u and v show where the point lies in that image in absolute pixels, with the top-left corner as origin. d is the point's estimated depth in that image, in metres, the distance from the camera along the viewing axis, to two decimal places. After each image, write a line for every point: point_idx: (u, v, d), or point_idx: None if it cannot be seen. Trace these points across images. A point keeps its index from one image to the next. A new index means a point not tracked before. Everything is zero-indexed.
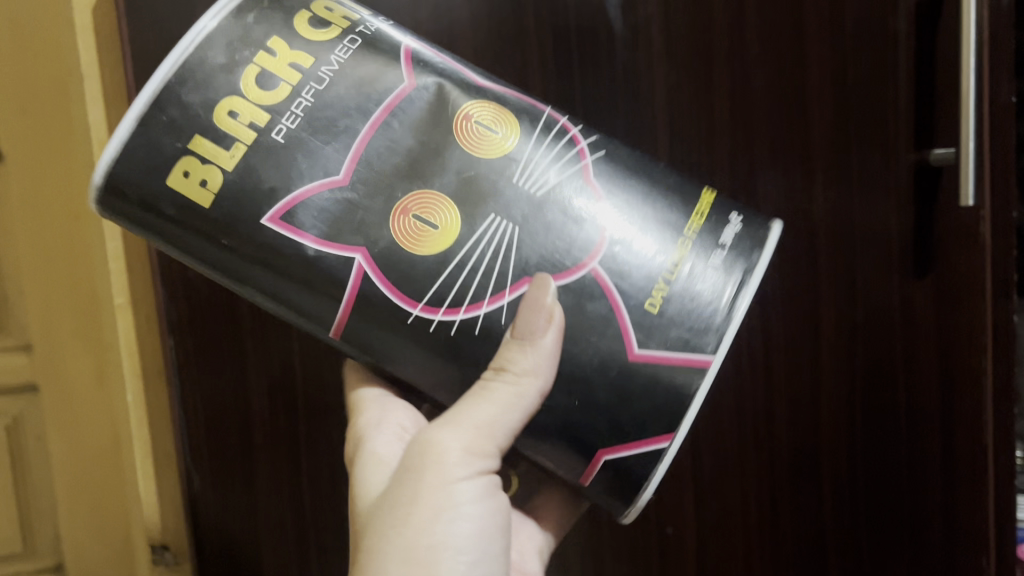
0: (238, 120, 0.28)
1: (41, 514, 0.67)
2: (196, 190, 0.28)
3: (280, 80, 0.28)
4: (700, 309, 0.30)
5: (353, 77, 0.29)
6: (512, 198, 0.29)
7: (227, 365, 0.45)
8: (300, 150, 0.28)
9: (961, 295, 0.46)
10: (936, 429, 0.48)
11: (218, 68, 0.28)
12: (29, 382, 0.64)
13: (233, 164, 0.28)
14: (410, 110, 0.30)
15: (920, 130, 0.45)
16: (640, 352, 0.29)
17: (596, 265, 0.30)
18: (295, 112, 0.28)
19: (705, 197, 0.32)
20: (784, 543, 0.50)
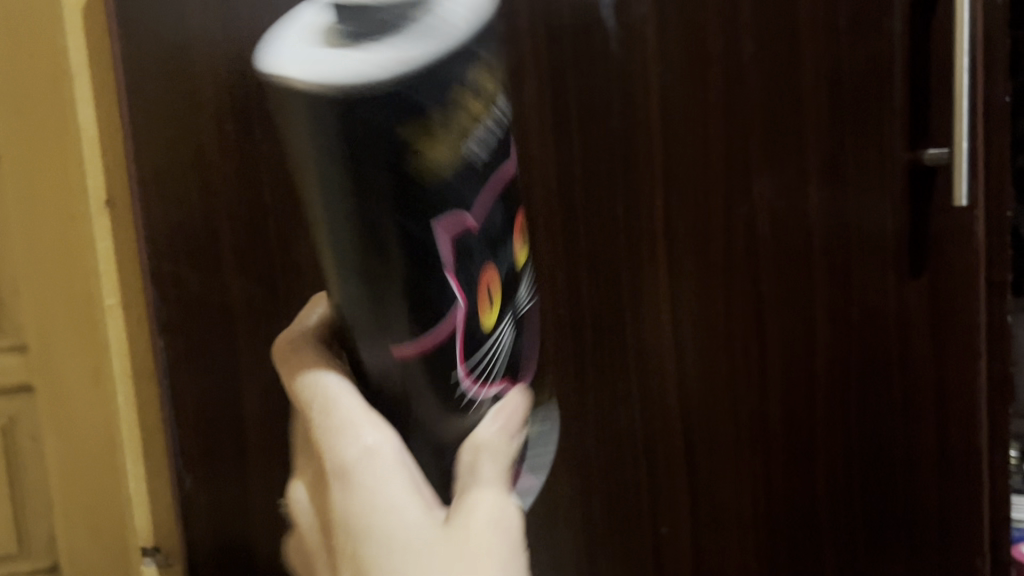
0: (460, 121, 0.28)
1: (35, 518, 0.74)
2: (412, 152, 0.26)
3: (484, 105, 0.29)
4: None
5: (504, 138, 0.32)
6: (520, 303, 0.36)
7: (218, 369, 0.45)
8: (470, 181, 0.29)
9: (956, 294, 0.45)
10: (930, 427, 0.47)
11: (478, 60, 0.28)
12: (24, 384, 0.72)
13: (441, 161, 0.27)
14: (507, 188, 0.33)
15: (914, 131, 0.45)
16: None
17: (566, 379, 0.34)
18: (478, 143, 0.29)
19: None
20: (779, 541, 0.50)
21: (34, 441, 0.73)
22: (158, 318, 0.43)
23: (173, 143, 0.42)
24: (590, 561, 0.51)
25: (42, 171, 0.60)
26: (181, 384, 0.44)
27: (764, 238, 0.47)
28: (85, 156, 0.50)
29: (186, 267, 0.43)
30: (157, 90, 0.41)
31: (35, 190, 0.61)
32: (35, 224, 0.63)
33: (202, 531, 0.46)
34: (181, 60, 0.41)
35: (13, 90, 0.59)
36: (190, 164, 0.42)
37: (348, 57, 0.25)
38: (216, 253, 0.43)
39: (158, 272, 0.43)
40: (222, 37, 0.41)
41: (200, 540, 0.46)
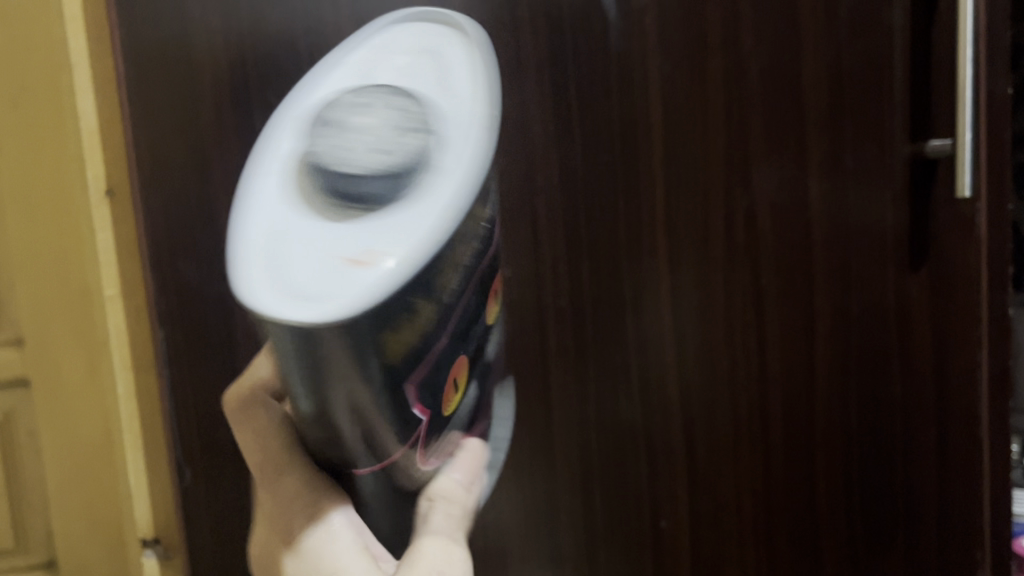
0: (438, 282, 0.29)
1: (34, 510, 0.76)
2: (394, 344, 0.28)
3: (459, 239, 0.30)
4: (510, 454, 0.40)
5: (476, 238, 0.32)
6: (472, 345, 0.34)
7: (217, 367, 0.43)
8: (445, 313, 0.31)
9: (957, 289, 0.46)
10: (930, 422, 0.48)
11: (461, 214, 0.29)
12: (21, 376, 0.73)
13: (419, 329, 0.29)
14: (470, 260, 0.32)
15: (915, 123, 0.45)
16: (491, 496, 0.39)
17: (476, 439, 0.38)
18: (455, 281, 0.31)
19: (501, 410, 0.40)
20: (778, 536, 0.50)
21: (32, 436, 0.75)
22: (156, 309, 0.42)
23: (167, 139, 0.41)
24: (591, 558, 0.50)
25: (59, 167, 0.65)
26: (178, 382, 0.43)
27: (765, 230, 0.47)
28: (85, 145, 0.50)
29: (185, 256, 0.42)
30: (153, 76, 0.40)
31: (53, 184, 0.66)
32: (48, 219, 0.67)
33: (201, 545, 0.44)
34: (178, 49, 0.40)
35: (34, 85, 0.62)
36: (189, 154, 0.41)
37: (336, 260, 0.27)
38: (216, 244, 0.42)
39: (156, 266, 0.42)
40: (224, 27, 0.40)
41: (204, 551, 0.44)
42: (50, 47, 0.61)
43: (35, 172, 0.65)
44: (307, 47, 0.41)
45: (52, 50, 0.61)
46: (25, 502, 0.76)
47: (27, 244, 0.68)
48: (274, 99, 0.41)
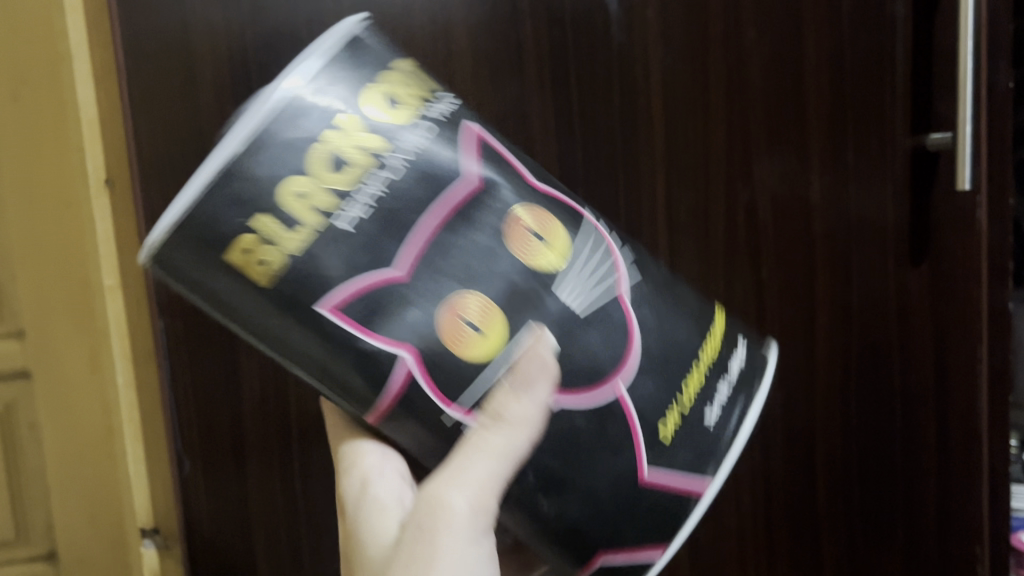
0: (306, 203, 0.23)
1: (36, 503, 0.77)
2: (259, 269, 0.23)
3: (353, 163, 0.23)
4: (709, 443, 0.27)
5: (428, 167, 0.24)
6: (554, 311, 0.25)
7: (215, 360, 0.42)
8: (363, 244, 0.23)
9: (957, 282, 0.46)
10: (930, 417, 0.48)
11: (290, 140, 0.23)
12: (21, 369, 0.73)
13: (298, 248, 0.23)
14: (476, 211, 0.25)
15: (916, 117, 0.45)
16: (650, 476, 0.26)
17: (623, 386, 0.26)
18: (366, 201, 0.23)
19: (707, 353, 0.27)
20: (777, 531, 0.49)
21: (33, 428, 0.75)
22: (157, 302, 0.41)
23: (170, 129, 0.40)
24: None
25: (59, 159, 0.65)
26: (177, 378, 0.42)
27: (765, 224, 0.46)
28: (86, 134, 0.50)
29: None
30: (152, 65, 0.39)
31: (52, 177, 0.66)
32: (47, 211, 0.67)
33: (197, 545, 0.43)
34: (179, 39, 0.39)
35: (36, 77, 0.63)
36: (190, 145, 0.41)
37: None
38: None
39: None
40: (224, 19, 0.40)
41: (205, 545, 0.43)
42: (53, 40, 0.61)
43: (35, 164, 0.66)
44: (307, 37, 0.41)
45: (55, 44, 0.61)
46: (26, 496, 0.76)
47: (25, 236, 0.68)
48: None
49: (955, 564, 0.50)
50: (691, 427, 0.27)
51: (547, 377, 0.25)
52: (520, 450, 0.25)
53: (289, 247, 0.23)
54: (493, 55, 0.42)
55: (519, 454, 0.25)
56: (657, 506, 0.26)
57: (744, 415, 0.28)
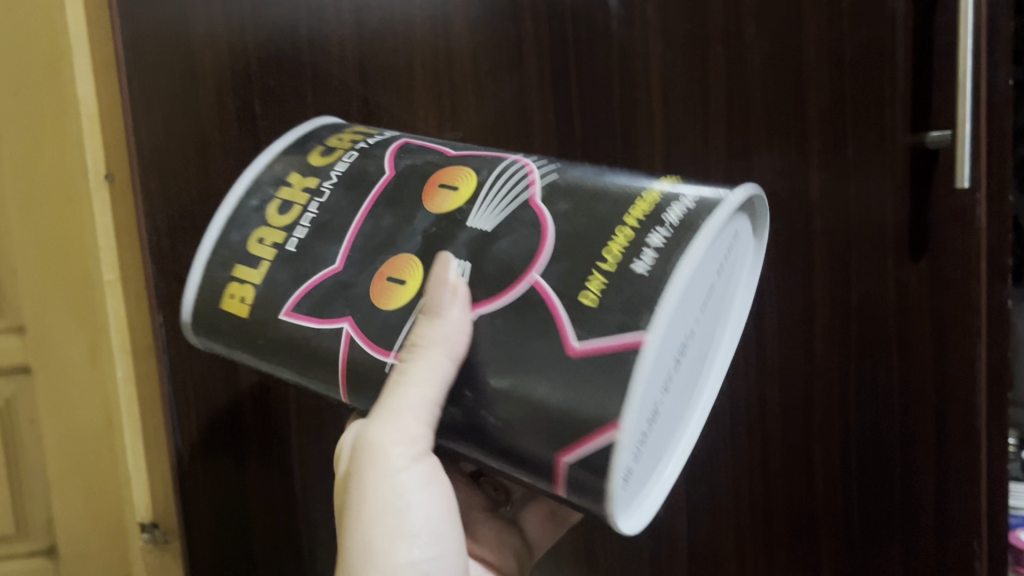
0: (265, 243, 0.30)
1: (36, 498, 0.77)
2: (239, 304, 0.30)
3: (293, 204, 0.31)
4: (644, 291, 0.24)
5: (349, 183, 0.31)
6: (466, 240, 0.27)
7: (214, 355, 0.42)
8: (308, 254, 0.30)
9: (955, 279, 0.45)
10: (929, 415, 0.48)
11: (251, 209, 0.31)
12: (23, 364, 0.73)
13: (260, 278, 0.30)
14: (393, 193, 0.30)
15: (915, 111, 0.44)
16: (581, 346, 0.24)
17: (537, 274, 0.25)
18: (304, 224, 0.30)
19: (638, 206, 0.26)
20: (775, 524, 0.51)
21: (33, 423, 0.75)
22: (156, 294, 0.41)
23: (173, 123, 0.40)
24: (589, 560, 0.50)
25: (61, 155, 0.66)
26: (177, 373, 0.42)
27: None
28: (86, 129, 0.50)
29: (184, 241, 0.41)
30: (153, 58, 0.40)
31: (53, 173, 0.66)
32: (49, 207, 0.67)
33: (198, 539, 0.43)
34: (180, 35, 0.39)
35: (39, 73, 0.63)
36: (190, 139, 0.40)
37: None
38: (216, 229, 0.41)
39: (157, 252, 0.41)
40: (224, 14, 0.39)
41: (202, 544, 0.43)
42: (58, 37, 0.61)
43: (37, 159, 0.66)
44: (306, 33, 0.40)
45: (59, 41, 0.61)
46: (25, 491, 0.77)
47: (24, 231, 0.68)
48: (273, 84, 0.41)
49: (954, 560, 0.49)
50: (619, 284, 0.24)
51: (458, 300, 0.26)
52: (443, 371, 0.26)
53: (256, 277, 0.30)
54: (493, 51, 0.43)
55: (447, 374, 0.26)
56: (598, 376, 0.23)
57: (696, 244, 0.24)
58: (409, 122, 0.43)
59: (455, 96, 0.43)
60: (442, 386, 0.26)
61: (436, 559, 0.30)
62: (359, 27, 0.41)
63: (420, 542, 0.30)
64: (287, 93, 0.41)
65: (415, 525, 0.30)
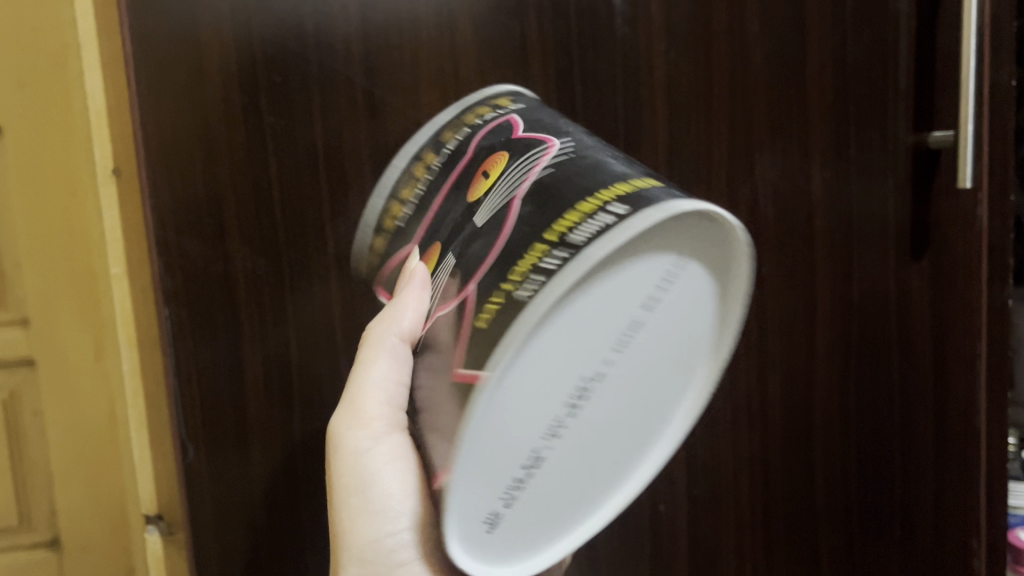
0: (391, 214, 0.37)
1: (37, 491, 0.77)
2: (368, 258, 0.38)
3: (415, 181, 0.37)
4: (510, 328, 0.25)
5: (450, 163, 0.36)
6: (472, 226, 0.30)
7: (220, 347, 0.42)
8: (406, 231, 0.36)
9: (957, 278, 0.47)
10: (929, 412, 0.49)
11: (393, 180, 0.38)
12: (26, 357, 0.74)
13: (379, 244, 0.37)
14: (462, 179, 0.34)
15: (919, 114, 0.46)
16: (461, 371, 0.26)
17: (469, 292, 0.27)
18: (413, 202, 0.36)
19: (561, 225, 0.26)
20: (775, 526, 0.50)
21: (36, 416, 0.76)
22: (162, 286, 0.41)
23: (178, 118, 0.40)
24: None
25: (70, 147, 0.67)
26: (182, 366, 0.42)
27: (767, 218, 0.46)
28: (94, 123, 0.50)
29: (190, 234, 0.41)
30: (160, 56, 0.39)
31: (59, 167, 0.67)
32: (54, 200, 0.68)
33: (202, 530, 0.43)
34: (188, 28, 0.39)
35: (47, 67, 0.64)
36: (195, 139, 0.40)
37: None
38: (222, 223, 0.41)
39: (163, 246, 0.41)
40: (231, 8, 0.39)
41: (207, 535, 0.43)
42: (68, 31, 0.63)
43: (44, 151, 0.67)
44: (312, 31, 0.40)
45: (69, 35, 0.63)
46: (28, 484, 0.77)
47: (29, 224, 0.69)
48: (279, 80, 0.41)
49: (952, 558, 0.50)
50: (504, 311, 0.25)
51: (414, 280, 0.32)
52: (388, 344, 0.32)
53: (377, 241, 0.37)
54: (499, 48, 0.43)
55: (400, 340, 0.32)
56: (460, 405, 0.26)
57: (552, 289, 0.24)
58: (414, 117, 0.43)
59: (459, 92, 0.43)
60: (396, 353, 0.32)
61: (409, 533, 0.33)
62: (365, 24, 0.41)
63: (393, 517, 0.33)
64: (293, 89, 0.41)
65: (387, 501, 0.33)
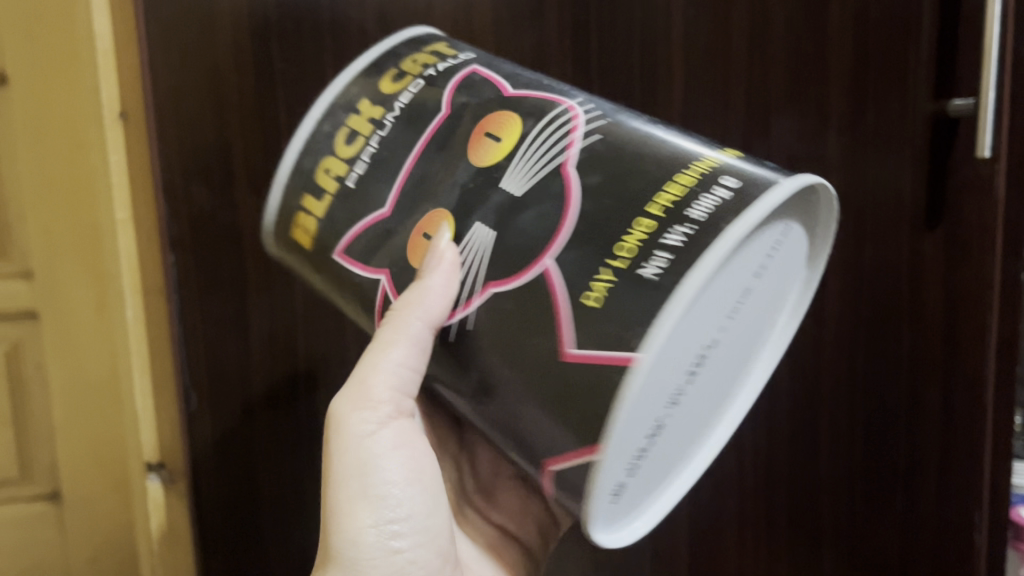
0: (329, 174, 0.28)
1: (39, 444, 0.81)
2: (323, 179, 0.28)
3: (356, 133, 0.28)
4: (644, 304, 0.22)
5: (410, 119, 0.28)
6: (496, 203, 0.26)
7: (226, 298, 0.42)
8: (363, 194, 0.28)
9: (975, 249, 0.45)
10: (937, 383, 0.48)
11: (319, 132, 0.29)
12: (29, 309, 0.77)
13: (323, 212, 0.28)
14: (445, 137, 0.27)
15: (940, 81, 0.44)
16: (575, 352, 0.23)
17: (551, 261, 0.24)
18: (364, 159, 0.28)
19: (645, 225, 0.23)
20: (778, 489, 0.50)
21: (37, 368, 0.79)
22: (168, 234, 0.41)
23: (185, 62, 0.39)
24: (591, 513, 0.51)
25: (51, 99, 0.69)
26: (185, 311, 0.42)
27: None
28: (99, 64, 0.48)
29: (193, 180, 0.40)
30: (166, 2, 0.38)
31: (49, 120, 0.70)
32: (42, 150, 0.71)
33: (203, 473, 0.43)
34: None
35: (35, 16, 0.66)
36: (201, 87, 0.39)
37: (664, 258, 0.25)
38: (230, 170, 0.41)
39: (167, 192, 0.40)
40: None
41: (206, 483, 0.43)
42: None
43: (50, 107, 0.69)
44: None
45: None
46: (31, 438, 0.81)
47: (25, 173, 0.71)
48: (291, 29, 0.40)
49: (953, 529, 0.49)
50: (630, 284, 0.22)
51: (442, 265, 0.26)
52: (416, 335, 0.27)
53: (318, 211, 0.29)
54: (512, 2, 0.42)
55: (416, 334, 0.27)
56: (583, 375, 0.23)
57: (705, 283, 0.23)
58: None
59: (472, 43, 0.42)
60: (415, 347, 0.27)
61: (410, 522, 0.32)
62: None
63: (395, 502, 0.31)
64: (305, 37, 0.40)
65: (384, 484, 0.31)
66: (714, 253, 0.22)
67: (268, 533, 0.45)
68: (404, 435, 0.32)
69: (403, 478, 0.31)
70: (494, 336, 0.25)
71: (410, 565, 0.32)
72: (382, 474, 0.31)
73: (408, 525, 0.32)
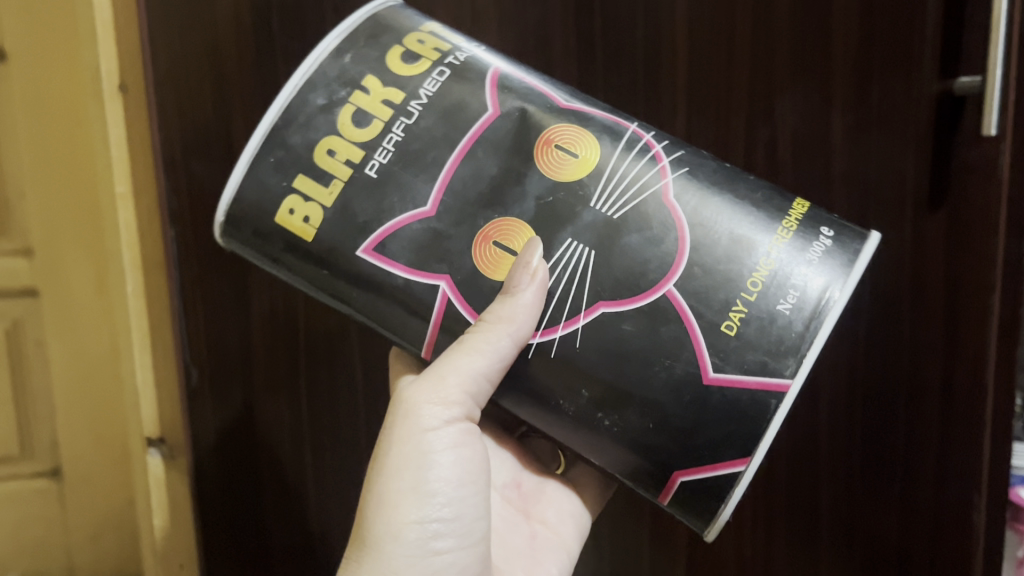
0: (336, 158, 0.30)
1: (40, 421, 0.79)
2: (337, 165, 0.30)
3: (372, 116, 0.30)
4: (782, 336, 0.28)
5: (443, 110, 0.30)
6: (589, 222, 0.29)
7: (228, 270, 0.43)
8: (392, 183, 0.30)
9: (977, 226, 0.44)
10: (937, 361, 0.47)
11: (318, 108, 0.30)
12: (29, 288, 0.74)
13: (331, 200, 0.30)
14: (494, 137, 0.30)
15: (944, 59, 0.43)
16: (715, 376, 0.28)
17: (672, 287, 0.29)
18: (387, 147, 0.30)
19: (761, 269, 0.29)
20: (777, 463, 0.51)
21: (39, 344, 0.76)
22: (168, 208, 0.42)
23: (190, 36, 0.40)
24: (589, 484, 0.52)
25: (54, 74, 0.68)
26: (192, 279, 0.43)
27: (785, 161, 0.46)
28: (98, 37, 0.48)
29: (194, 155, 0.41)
30: None
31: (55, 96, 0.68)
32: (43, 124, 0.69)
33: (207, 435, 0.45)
34: None
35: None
36: (205, 61, 0.40)
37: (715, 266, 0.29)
38: (230, 145, 0.41)
39: (170, 166, 0.41)
40: None
41: (209, 446, 0.45)
42: None
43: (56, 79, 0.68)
44: None
45: None
46: (31, 414, 0.79)
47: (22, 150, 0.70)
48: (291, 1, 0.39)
49: (952, 515, 0.49)
50: (764, 321, 0.28)
51: (535, 283, 0.29)
52: (500, 347, 0.29)
53: (324, 200, 0.30)
54: None
55: (502, 351, 0.30)
56: (723, 397, 0.28)
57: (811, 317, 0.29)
58: None
59: None
60: (495, 362, 0.30)
61: (451, 519, 0.34)
62: None
63: (439, 501, 0.34)
64: (305, 8, 0.40)
65: (432, 485, 0.34)
66: (836, 297, 0.28)
67: (266, 504, 0.46)
68: (460, 438, 0.35)
69: (448, 480, 0.34)
70: (604, 355, 0.29)
71: (448, 567, 0.34)
72: (433, 473, 0.34)
73: (449, 527, 0.34)
